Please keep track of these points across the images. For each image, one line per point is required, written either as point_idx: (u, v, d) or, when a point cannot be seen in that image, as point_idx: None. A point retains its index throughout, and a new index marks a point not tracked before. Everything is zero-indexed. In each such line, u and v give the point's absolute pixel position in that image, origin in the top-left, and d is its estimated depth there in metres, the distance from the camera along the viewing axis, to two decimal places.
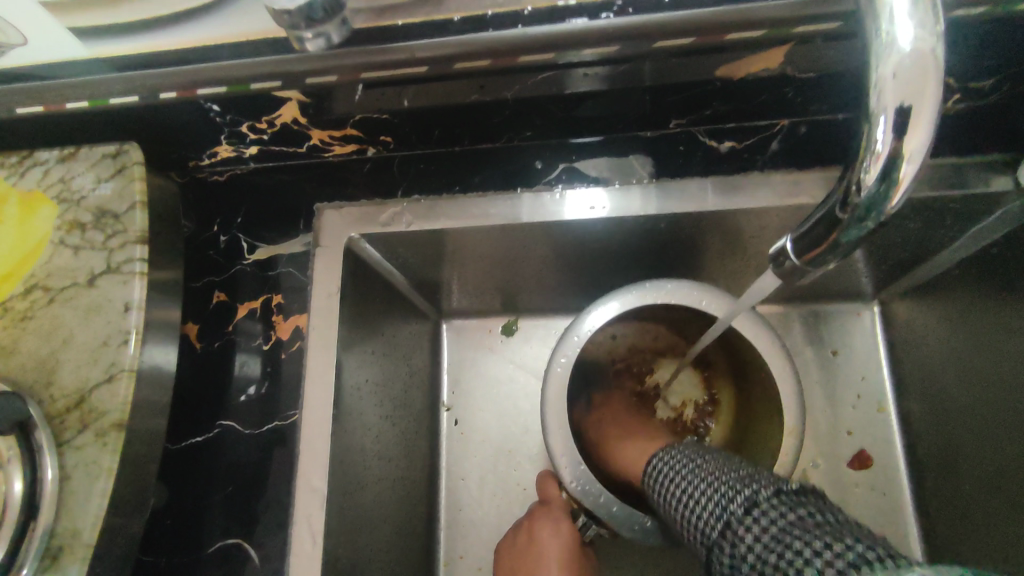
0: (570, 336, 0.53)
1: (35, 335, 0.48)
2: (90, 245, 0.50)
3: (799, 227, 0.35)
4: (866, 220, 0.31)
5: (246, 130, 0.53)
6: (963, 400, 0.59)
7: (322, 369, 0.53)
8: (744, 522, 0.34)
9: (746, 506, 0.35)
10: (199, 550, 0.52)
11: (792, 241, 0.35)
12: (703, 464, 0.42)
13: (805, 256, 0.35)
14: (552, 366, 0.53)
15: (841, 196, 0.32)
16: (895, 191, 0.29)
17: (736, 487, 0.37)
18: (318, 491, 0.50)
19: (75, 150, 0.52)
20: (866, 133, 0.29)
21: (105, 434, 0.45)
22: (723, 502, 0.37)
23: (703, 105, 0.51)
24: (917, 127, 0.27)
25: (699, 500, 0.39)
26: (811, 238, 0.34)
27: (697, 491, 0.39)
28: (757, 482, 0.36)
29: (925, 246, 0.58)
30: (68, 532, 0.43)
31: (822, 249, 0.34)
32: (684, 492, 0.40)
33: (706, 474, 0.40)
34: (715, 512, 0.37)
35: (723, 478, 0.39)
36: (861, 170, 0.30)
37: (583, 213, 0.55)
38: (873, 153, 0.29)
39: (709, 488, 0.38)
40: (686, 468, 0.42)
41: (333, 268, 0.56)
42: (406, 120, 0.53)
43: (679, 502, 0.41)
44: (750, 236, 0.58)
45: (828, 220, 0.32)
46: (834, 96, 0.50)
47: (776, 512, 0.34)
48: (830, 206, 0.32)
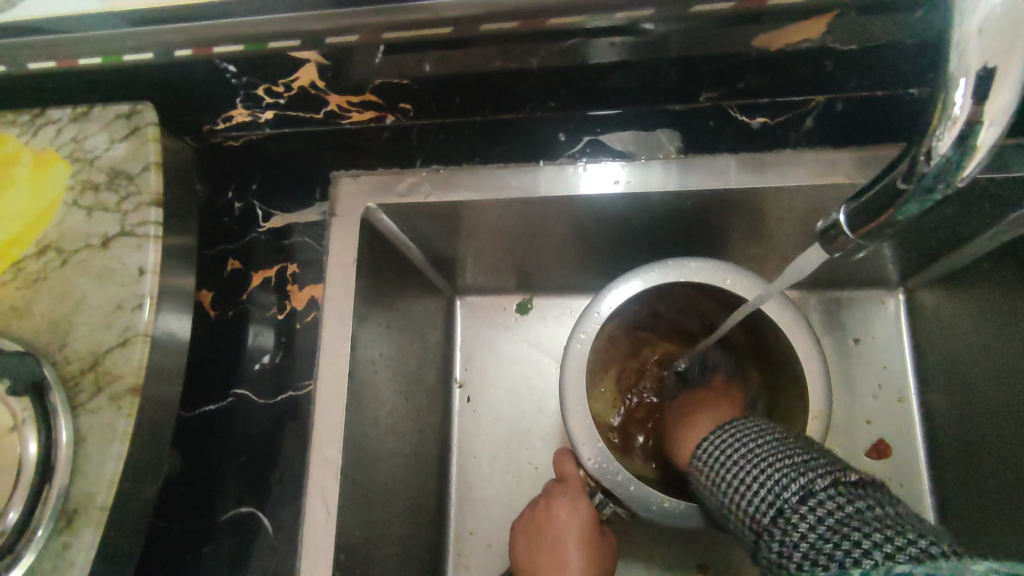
0: (591, 314, 0.52)
1: (48, 298, 0.47)
2: (104, 207, 0.49)
3: (853, 199, 0.34)
4: (930, 191, 0.30)
5: (262, 93, 0.51)
6: (987, 390, 0.57)
7: (336, 341, 0.52)
8: (801, 511, 0.34)
9: (802, 494, 0.35)
10: (212, 518, 0.51)
11: (846, 212, 0.34)
12: (754, 446, 0.40)
13: (859, 230, 0.34)
14: (571, 343, 0.51)
15: (906, 166, 0.31)
16: (970, 161, 0.28)
17: (791, 473, 0.36)
18: (331, 462, 0.49)
19: (88, 110, 0.51)
20: (942, 98, 0.28)
21: (119, 399, 0.44)
22: (776, 488, 0.36)
23: (736, 78, 0.49)
24: (1000, 91, 0.26)
25: (750, 485, 0.38)
26: (868, 209, 0.33)
27: (748, 475, 0.39)
28: (813, 471, 0.36)
29: (960, 232, 0.56)
30: (82, 495, 0.43)
31: (878, 222, 0.33)
32: (731, 474, 0.40)
33: (755, 458, 0.39)
34: (767, 498, 0.36)
35: (775, 462, 0.38)
36: (933, 137, 0.29)
37: (605, 188, 0.53)
38: (950, 118, 0.28)
39: (759, 472, 0.38)
40: (732, 445, 0.42)
41: (349, 238, 0.54)
42: (426, 86, 0.51)
43: (723, 481, 0.40)
44: (777, 217, 0.56)
45: (888, 191, 0.31)
46: (874, 71, 0.47)
47: (837, 500, 0.33)
48: (893, 177, 0.31)
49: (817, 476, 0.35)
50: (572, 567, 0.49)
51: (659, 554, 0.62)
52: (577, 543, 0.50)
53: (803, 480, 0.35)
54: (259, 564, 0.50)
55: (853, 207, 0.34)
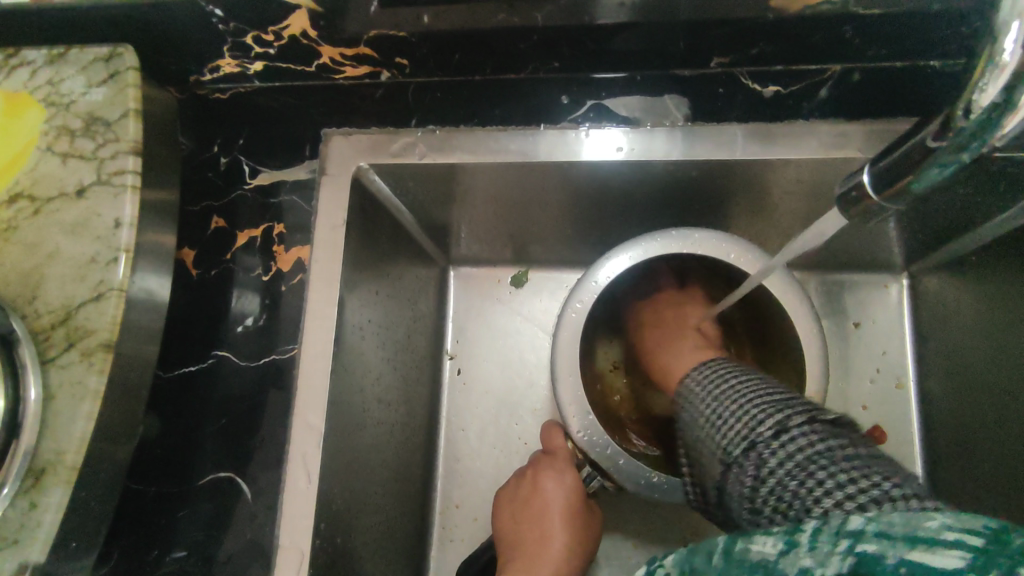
0: (586, 283, 0.50)
1: (20, 247, 0.45)
2: (80, 154, 0.46)
3: (878, 159, 0.33)
4: (963, 148, 0.28)
5: (251, 41, 0.48)
6: (987, 379, 0.56)
7: (323, 305, 0.50)
8: (770, 445, 0.35)
9: (776, 431, 0.35)
10: (189, 482, 0.50)
11: (868, 174, 0.33)
12: (738, 387, 0.41)
13: (885, 192, 0.32)
14: (566, 312, 0.50)
15: (939, 124, 0.29)
16: (1009, 117, 0.26)
17: (769, 410, 0.37)
18: (313, 429, 0.48)
19: (64, 51, 0.48)
20: (992, 44, 0.26)
21: (91, 354, 0.42)
22: (751, 423, 0.37)
23: (749, 43, 0.46)
24: None
25: (728, 422, 0.38)
26: (891, 170, 0.32)
27: (729, 413, 0.39)
28: (794, 411, 0.36)
29: (968, 215, 0.54)
30: (51, 454, 0.41)
31: (901, 184, 0.31)
32: (711, 414, 0.41)
33: (740, 395, 0.40)
34: (743, 432, 0.37)
35: (756, 402, 0.38)
36: (974, 89, 0.27)
37: (607, 154, 0.51)
38: (997, 67, 0.25)
39: (739, 410, 0.39)
40: (713, 393, 0.42)
41: (339, 198, 0.52)
42: (424, 40, 0.47)
43: (703, 421, 0.41)
44: (782, 192, 0.54)
45: (916, 150, 0.30)
46: (896, 40, 0.45)
47: (810, 437, 0.34)
48: (924, 135, 0.30)
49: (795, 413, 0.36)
50: (555, 542, 0.49)
51: (646, 532, 0.62)
52: (561, 517, 0.49)
53: (779, 417, 0.36)
54: (237, 530, 0.48)
55: (875, 169, 0.33)
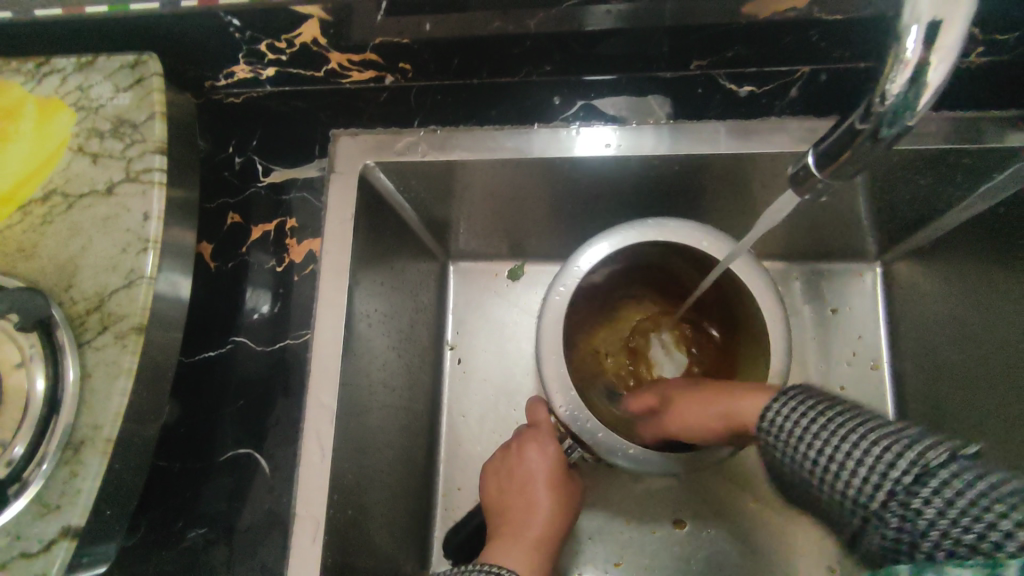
0: (570, 268, 0.54)
1: (54, 240, 0.48)
2: (109, 153, 0.50)
3: (819, 144, 0.37)
4: (885, 131, 0.32)
5: (265, 48, 0.52)
6: (956, 356, 0.60)
7: (334, 292, 0.54)
8: (918, 490, 0.31)
9: (901, 468, 0.33)
10: (209, 460, 0.53)
11: (811, 159, 0.37)
12: (839, 420, 0.37)
13: (824, 170, 0.36)
14: (550, 295, 0.54)
15: (859, 110, 0.34)
16: (917, 101, 0.31)
17: (893, 448, 0.34)
18: (327, 407, 0.52)
19: (93, 59, 0.52)
20: (895, 44, 0.30)
21: (124, 337, 0.46)
22: (882, 466, 0.33)
23: (724, 46, 0.51)
24: (945, 37, 0.29)
25: (854, 467, 0.35)
26: (829, 153, 0.35)
27: (847, 455, 0.36)
28: (927, 443, 0.33)
29: (931, 204, 0.58)
30: (87, 429, 0.44)
31: (837, 164, 0.35)
32: (806, 447, 0.38)
33: (853, 432, 0.36)
34: (876, 478, 0.33)
35: (876, 435, 0.35)
36: (886, 80, 0.31)
37: (597, 150, 0.55)
38: (901, 63, 0.30)
39: (858, 451, 0.35)
40: (807, 424, 0.39)
41: (347, 193, 0.56)
42: (426, 46, 0.52)
43: (813, 462, 0.38)
44: (759, 184, 0.58)
45: (847, 135, 0.34)
46: (858, 44, 0.49)
47: (958, 471, 0.31)
48: (849, 121, 0.34)
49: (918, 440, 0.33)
50: (537, 510, 0.52)
51: (638, 508, 0.65)
52: (544, 486, 0.53)
53: (911, 454, 0.33)
54: (255, 504, 0.52)
55: (817, 154, 0.36)
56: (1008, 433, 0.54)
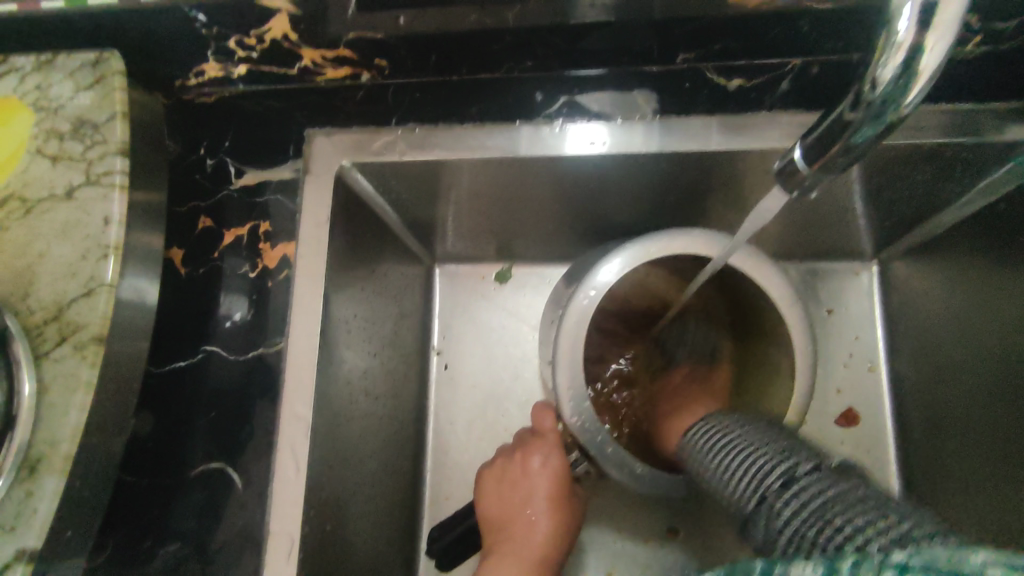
0: (596, 273, 0.51)
1: (12, 247, 0.46)
2: (69, 156, 0.48)
3: (807, 134, 0.35)
4: (878, 118, 0.30)
5: (234, 45, 0.50)
6: (955, 357, 0.58)
7: (309, 298, 0.52)
8: (781, 496, 0.38)
9: (785, 481, 0.38)
10: (180, 475, 0.51)
11: (799, 150, 0.35)
12: (740, 435, 0.44)
13: (815, 163, 0.34)
14: (577, 300, 0.50)
15: (851, 98, 0.32)
16: (913, 84, 0.29)
17: (771, 462, 0.40)
18: (302, 419, 0.49)
19: (52, 57, 0.50)
20: (887, 25, 0.29)
21: (83, 348, 0.44)
22: (755, 476, 0.40)
23: (711, 39, 0.49)
24: (941, 16, 0.27)
25: (735, 474, 0.41)
26: (818, 144, 0.33)
27: (731, 463, 0.42)
28: (797, 463, 0.39)
29: (928, 200, 0.57)
30: (45, 445, 0.42)
31: (829, 154, 0.33)
32: (727, 451, 0.44)
33: (740, 448, 0.43)
34: (751, 483, 0.40)
35: (760, 449, 0.42)
36: (877, 64, 0.29)
37: (583, 148, 0.53)
38: (894, 45, 0.28)
39: (740, 460, 0.42)
40: (715, 433, 0.47)
41: (323, 196, 0.54)
42: (403, 42, 0.49)
43: (713, 471, 0.44)
44: (752, 182, 0.56)
45: (837, 123, 0.32)
46: (851, 34, 0.47)
47: (853, 500, 0.34)
48: (840, 110, 0.32)
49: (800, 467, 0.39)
50: (538, 526, 0.51)
51: (630, 517, 0.63)
52: (547, 500, 0.52)
53: (782, 470, 0.39)
54: (228, 520, 0.50)
55: (806, 145, 0.34)
56: (1011, 439, 0.52)
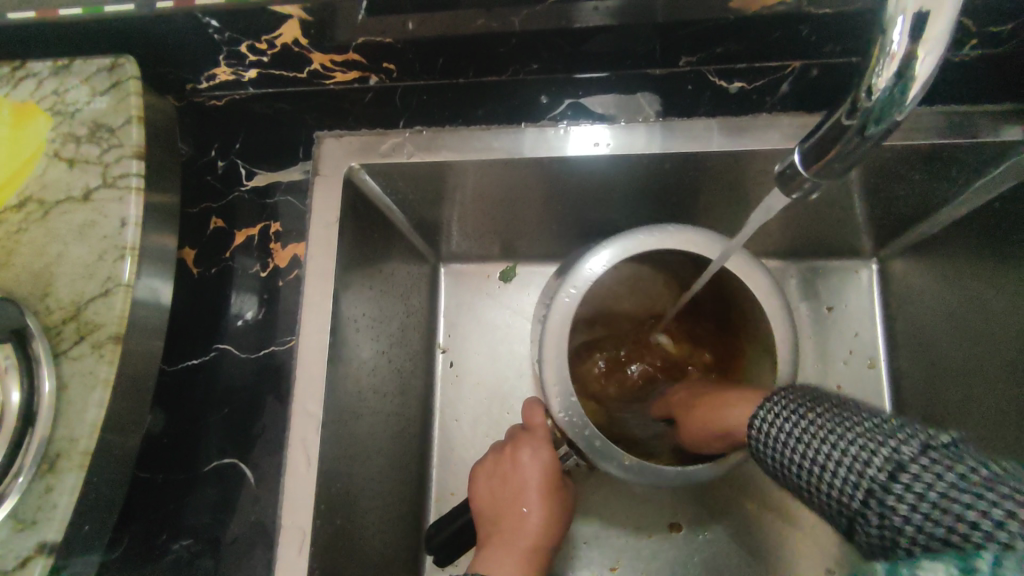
0: (580, 270, 0.52)
1: (30, 248, 0.47)
2: (85, 159, 0.49)
3: (805, 140, 0.36)
4: (873, 125, 0.32)
5: (245, 50, 0.51)
6: (952, 353, 0.59)
7: (319, 297, 0.53)
8: (884, 489, 0.31)
9: (889, 470, 0.31)
10: (193, 470, 0.52)
11: (798, 156, 0.36)
12: (814, 417, 0.37)
13: (812, 168, 0.35)
14: (559, 298, 0.52)
15: (847, 105, 0.33)
16: (905, 93, 0.30)
17: (866, 445, 0.33)
18: (313, 415, 0.50)
19: (68, 63, 0.51)
20: (881, 36, 0.30)
21: (100, 346, 0.45)
22: (848, 464, 0.33)
23: (713, 43, 0.50)
24: (931, 28, 0.28)
25: (821, 464, 0.35)
26: (817, 150, 0.34)
27: (812, 450, 0.36)
28: (901, 438, 0.32)
29: (926, 200, 0.58)
30: (65, 441, 0.43)
31: (826, 161, 0.34)
32: (806, 437, 0.36)
33: (820, 430, 0.36)
34: (844, 475, 0.33)
35: (846, 431, 0.35)
36: (873, 73, 0.30)
37: (586, 149, 0.54)
38: (887, 56, 0.29)
39: (827, 446, 0.35)
40: (781, 415, 0.39)
41: (332, 197, 0.55)
42: (409, 45, 0.50)
43: (792, 461, 0.37)
44: (753, 182, 0.57)
45: (834, 130, 0.33)
46: (849, 37, 0.48)
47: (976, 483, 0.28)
48: (837, 117, 0.33)
49: (893, 433, 0.33)
50: (531, 518, 0.51)
51: (633, 512, 0.64)
52: (537, 492, 0.52)
53: (884, 451, 0.32)
54: (240, 514, 0.51)
55: (804, 150, 0.35)
56: (1007, 434, 0.53)
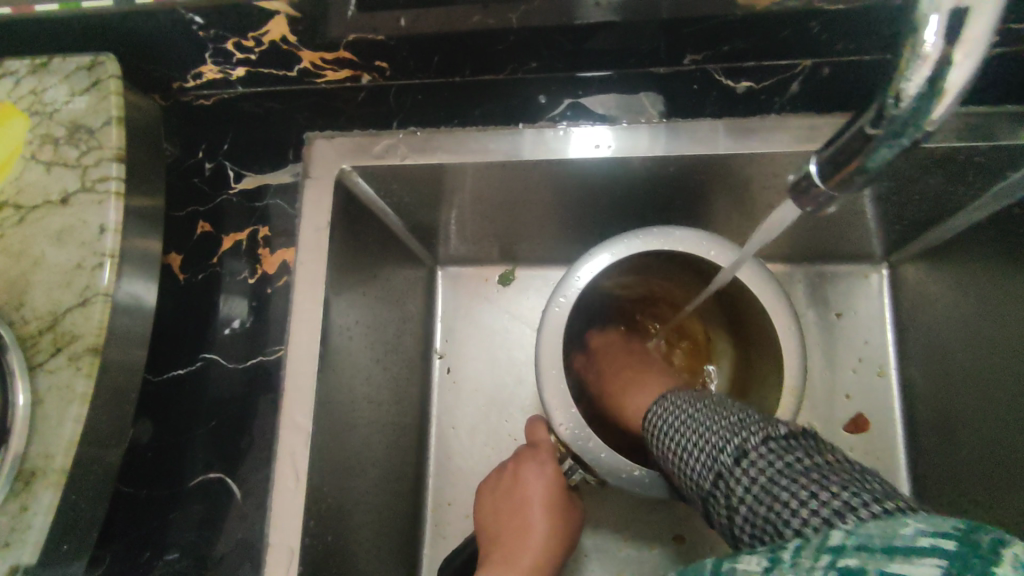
0: (569, 279, 0.51)
1: (6, 255, 0.45)
2: (63, 162, 0.47)
3: (821, 150, 0.33)
4: (901, 136, 0.29)
5: (231, 47, 0.49)
6: (967, 364, 0.57)
7: (309, 305, 0.51)
8: (732, 471, 0.34)
9: (735, 455, 0.35)
10: (179, 485, 0.50)
11: (812, 167, 0.33)
12: (699, 410, 0.40)
13: (829, 180, 0.32)
14: (549, 307, 0.51)
15: (869, 112, 0.30)
16: (937, 102, 0.27)
17: (725, 436, 0.36)
18: (302, 428, 0.49)
19: (46, 61, 0.49)
20: (912, 36, 0.27)
21: (78, 359, 0.43)
22: (710, 452, 0.36)
23: (721, 40, 0.47)
24: (969, 27, 0.26)
25: (690, 451, 0.38)
26: (835, 162, 0.32)
27: (688, 441, 0.38)
28: (747, 430, 0.35)
29: (942, 204, 0.55)
30: (40, 458, 0.41)
31: (846, 172, 0.31)
32: (688, 426, 0.39)
33: (694, 423, 0.39)
34: (706, 462, 0.36)
35: (711, 425, 0.38)
36: (903, 77, 0.28)
37: (586, 151, 0.51)
38: (921, 58, 0.27)
39: (699, 437, 0.38)
40: (677, 412, 0.42)
41: (323, 200, 0.53)
42: (403, 43, 0.48)
43: (670, 449, 0.40)
44: (761, 185, 0.55)
45: (856, 140, 0.30)
46: (864, 34, 0.45)
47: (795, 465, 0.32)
48: (857, 125, 0.30)
49: (775, 426, 0.35)
50: (536, 535, 0.49)
51: (635, 526, 0.63)
52: (543, 507, 0.50)
53: (736, 440, 0.35)
54: (227, 530, 0.49)
55: (821, 162, 0.32)
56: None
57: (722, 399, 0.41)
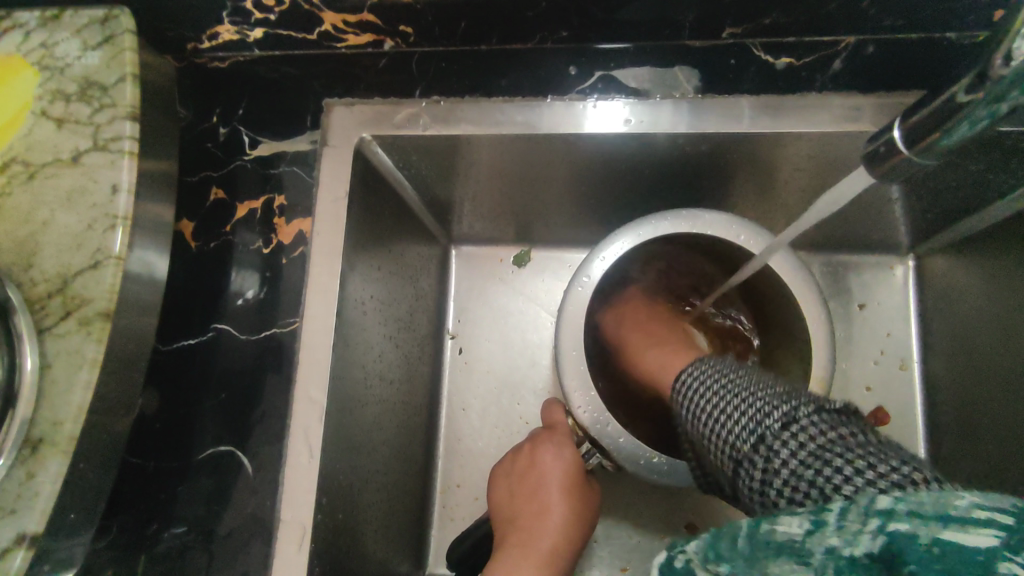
0: (593, 260, 0.49)
1: (13, 213, 0.44)
2: (75, 119, 0.45)
3: (908, 114, 0.33)
4: (999, 100, 0.28)
5: (251, 5, 0.47)
6: (993, 358, 0.55)
7: (324, 277, 0.49)
8: (780, 437, 0.31)
9: (785, 420, 0.32)
10: (189, 456, 0.49)
11: (899, 129, 0.33)
12: (737, 379, 0.37)
13: (915, 145, 0.32)
14: (573, 286, 0.49)
15: (971, 77, 0.29)
16: None
17: (773, 402, 0.33)
18: (316, 403, 0.47)
19: (58, 13, 0.47)
20: None
21: (88, 323, 0.42)
22: (756, 415, 0.33)
23: (762, 11, 0.45)
24: None
25: (730, 415, 0.35)
26: (921, 125, 0.32)
27: (726, 405, 0.35)
28: (797, 400, 0.33)
29: (974, 196, 0.53)
30: (48, 424, 0.40)
31: (932, 138, 0.31)
32: (724, 394, 0.36)
33: (735, 388, 0.36)
34: (748, 425, 0.33)
35: (758, 392, 0.35)
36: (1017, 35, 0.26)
37: (613, 126, 0.50)
38: None
39: (741, 402, 0.35)
40: (707, 382, 0.39)
41: (340, 169, 0.51)
42: (430, 7, 0.46)
43: (704, 417, 0.36)
44: (791, 168, 0.53)
45: (947, 105, 0.30)
46: (911, 6, 0.44)
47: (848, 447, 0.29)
48: (953, 90, 0.30)
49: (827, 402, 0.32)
50: (552, 516, 0.48)
51: (648, 513, 0.62)
52: (560, 491, 0.49)
53: (786, 408, 0.32)
54: (238, 505, 0.48)
55: (906, 126, 0.33)
56: None
57: (759, 372, 0.38)
